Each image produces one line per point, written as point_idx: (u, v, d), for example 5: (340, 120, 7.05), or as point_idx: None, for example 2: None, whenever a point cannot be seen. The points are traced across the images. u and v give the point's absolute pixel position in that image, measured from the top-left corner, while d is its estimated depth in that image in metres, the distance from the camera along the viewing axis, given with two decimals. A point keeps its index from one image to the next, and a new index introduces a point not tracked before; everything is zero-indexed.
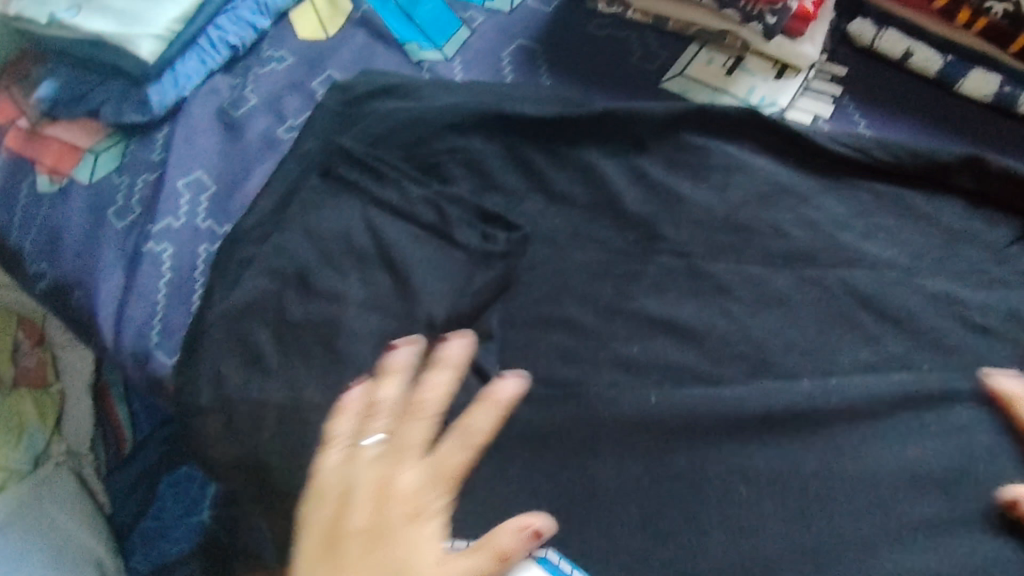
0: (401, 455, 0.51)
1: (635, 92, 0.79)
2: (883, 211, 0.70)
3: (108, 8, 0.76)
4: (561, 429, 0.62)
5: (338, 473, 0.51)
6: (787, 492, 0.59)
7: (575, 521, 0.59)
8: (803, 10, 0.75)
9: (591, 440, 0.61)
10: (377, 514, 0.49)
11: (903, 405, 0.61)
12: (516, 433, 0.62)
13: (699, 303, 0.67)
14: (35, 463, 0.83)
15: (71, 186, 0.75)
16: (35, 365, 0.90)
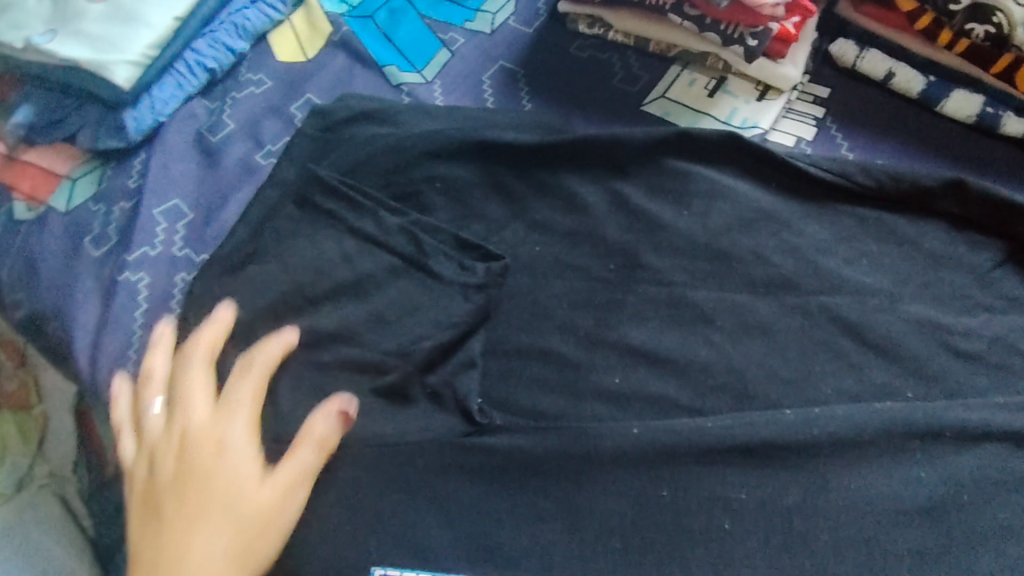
0: (185, 408, 0.57)
1: (615, 115, 0.78)
2: (882, 230, 0.65)
3: (83, 33, 0.77)
4: (523, 462, 0.56)
5: (150, 442, 0.57)
6: (767, 535, 0.53)
7: (544, 551, 0.53)
8: (784, 32, 0.74)
9: (556, 472, 0.55)
10: (181, 463, 0.55)
11: (897, 444, 0.55)
12: (477, 460, 0.56)
13: (679, 331, 0.61)
14: (19, 486, 0.90)
15: (49, 213, 0.76)
16: (18, 386, 0.94)
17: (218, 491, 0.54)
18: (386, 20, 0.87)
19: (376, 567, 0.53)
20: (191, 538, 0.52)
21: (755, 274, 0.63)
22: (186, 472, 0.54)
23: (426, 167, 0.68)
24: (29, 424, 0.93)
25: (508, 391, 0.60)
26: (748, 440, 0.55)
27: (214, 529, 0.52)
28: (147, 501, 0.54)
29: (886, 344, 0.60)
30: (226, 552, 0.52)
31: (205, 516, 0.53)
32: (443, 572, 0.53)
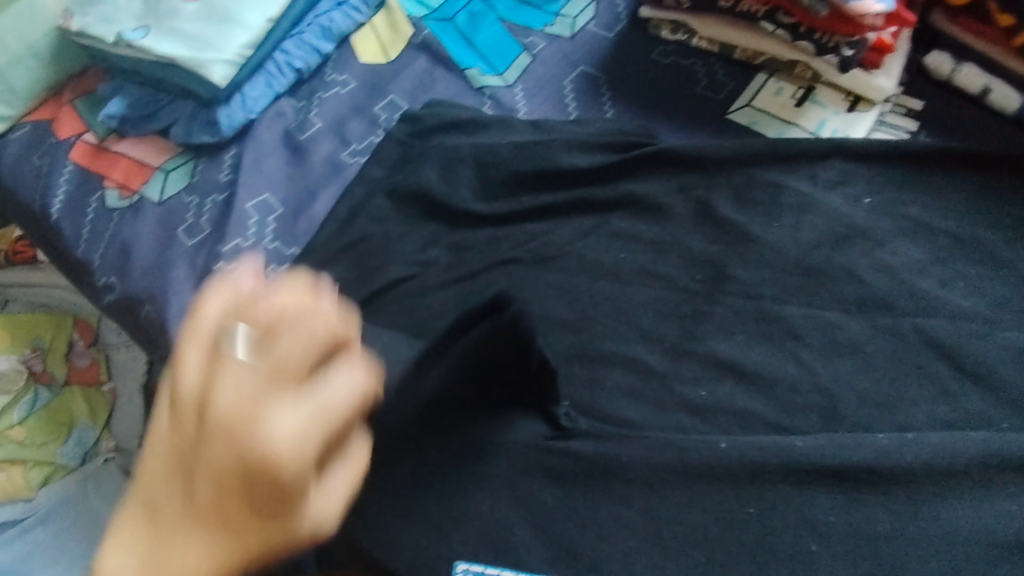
0: (270, 382, 0.30)
1: (699, 122, 0.77)
2: (974, 255, 0.65)
3: (177, 30, 0.79)
4: (610, 469, 0.56)
5: (197, 388, 0.32)
6: (855, 561, 0.52)
7: (627, 563, 0.53)
8: (882, 42, 0.73)
9: (642, 482, 0.55)
10: (226, 454, 0.30)
11: (994, 473, 0.54)
12: (565, 464, 0.56)
13: (767, 347, 0.60)
14: (83, 458, 0.96)
15: (142, 201, 0.79)
16: (88, 364, 1.00)
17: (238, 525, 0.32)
18: (466, 23, 0.87)
19: (458, 561, 0.54)
20: (182, 559, 0.32)
21: (846, 292, 0.63)
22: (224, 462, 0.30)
23: (515, 176, 0.69)
24: (97, 400, 0.98)
25: (592, 398, 0.59)
26: (837, 461, 0.55)
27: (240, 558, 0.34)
28: (173, 465, 0.33)
29: (983, 371, 0.59)
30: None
31: (217, 529, 0.32)
32: (525, 572, 0.53)
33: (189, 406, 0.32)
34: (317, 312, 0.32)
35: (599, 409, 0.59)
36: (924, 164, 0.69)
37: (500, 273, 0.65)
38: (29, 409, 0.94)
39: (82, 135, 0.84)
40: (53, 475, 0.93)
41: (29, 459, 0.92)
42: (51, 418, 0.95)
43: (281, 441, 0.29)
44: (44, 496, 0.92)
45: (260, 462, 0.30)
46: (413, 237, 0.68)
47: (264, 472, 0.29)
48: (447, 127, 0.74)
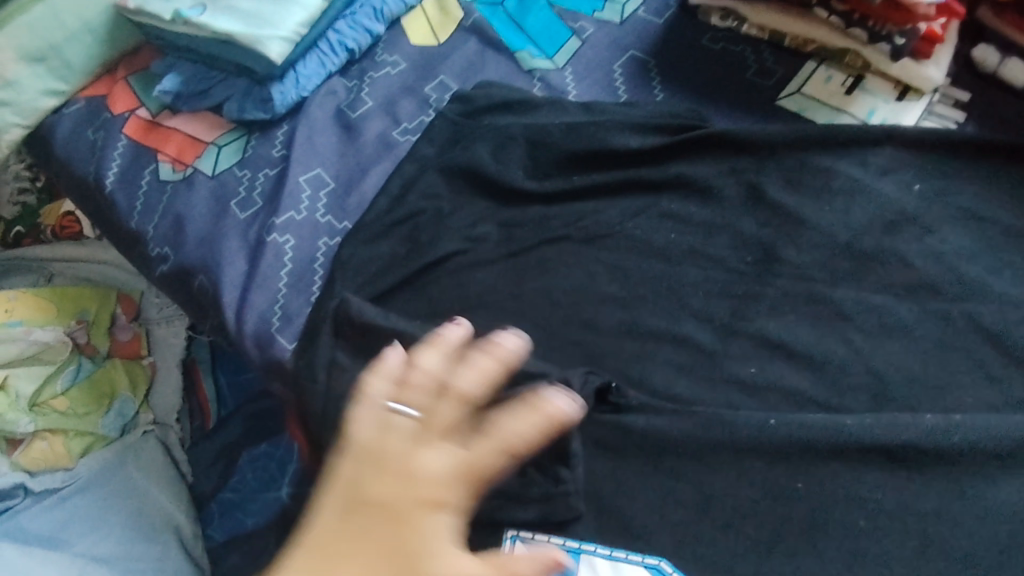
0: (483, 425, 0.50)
1: (748, 108, 0.77)
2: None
3: (234, 9, 0.81)
4: (658, 442, 0.56)
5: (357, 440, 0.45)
6: (904, 541, 0.52)
7: (676, 535, 0.54)
8: (932, 33, 0.73)
9: (692, 456, 0.56)
10: (393, 483, 0.39)
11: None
12: (615, 437, 0.57)
13: (816, 329, 0.61)
14: (123, 430, 0.94)
15: (195, 174, 0.80)
16: (130, 338, 1.00)
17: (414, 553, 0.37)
18: (516, 8, 0.88)
19: (509, 527, 0.54)
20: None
21: (896, 278, 0.63)
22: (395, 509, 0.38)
23: (566, 158, 0.70)
24: (139, 371, 0.98)
25: (642, 372, 0.60)
26: (887, 440, 0.55)
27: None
28: (334, 502, 0.39)
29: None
30: None
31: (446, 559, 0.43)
32: (575, 540, 0.54)
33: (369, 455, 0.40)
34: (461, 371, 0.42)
35: (649, 385, 0.59)
36: (976, 153, 0.69)
37: (551, 251, 0.66)
38: (72, 379, 0.92)
39: (136, 111, 0.86)
40: (93, 445, 0.92)
41: (71, 428, 0.91)
42: (93, 389, 0.93)
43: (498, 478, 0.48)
44: (84, 466, 0.90)
45: (425, 493, 0.38)
46: (464, 213, 0.69)
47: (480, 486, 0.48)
48: (497, 108, 0.75)
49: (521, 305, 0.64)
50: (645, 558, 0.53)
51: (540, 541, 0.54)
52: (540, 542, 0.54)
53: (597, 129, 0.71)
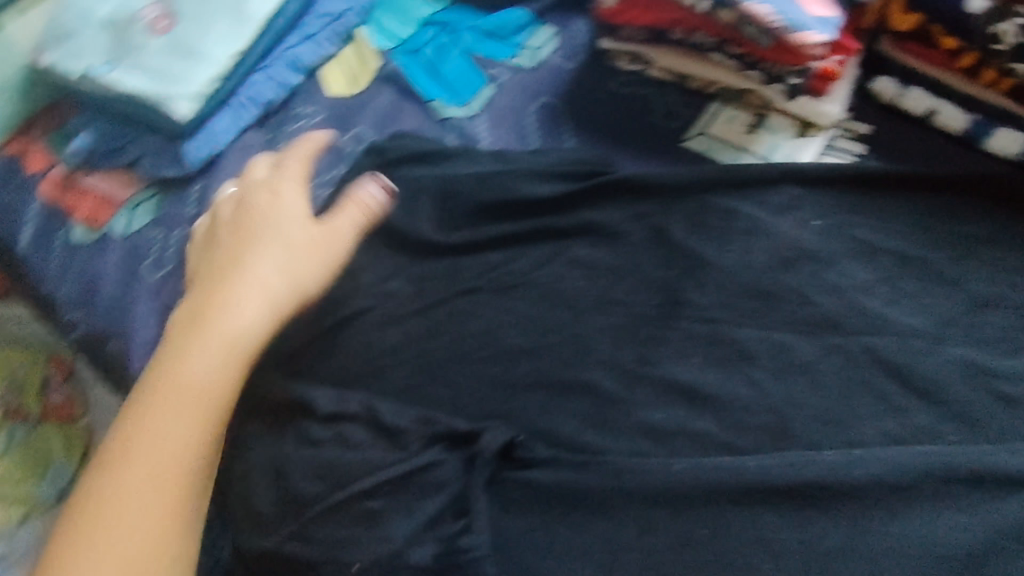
0: (280, 189, 0.72)
1: (654, 151, 0.79)
2: (921, 277, 0.67)
3: (144, 66, 0.82)
4: (567, 491, 0.57)
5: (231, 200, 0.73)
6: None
7: None
8: (826, 70, 0.75)
9: (601, 504, 0.56)
10: (237, 239, 0.69)
11: (938, 490, 0.56)
12: (524, 489, 0.57)
13: (721, 369, 0.62)
14: (61, 495, 0.92)
15: (107, 237, 0.79)
16: (63, 399, 0.96)
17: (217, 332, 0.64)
18: (434, 54, 0.89)
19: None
20: (244, 320, 0.65)
21: (798, 313, 0.64)
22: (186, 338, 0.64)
23: (475, 209, 0.71)
24: (74, 436, 0.95)
25: (553, 420, 0.61)
26: (792, 479, 0.56)
27: (206, 366, 0.63)
28: (184, 323, 0.65)
29: (929, 388, 0.61)
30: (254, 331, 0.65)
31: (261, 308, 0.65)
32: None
33: (224, 223, 0.71)
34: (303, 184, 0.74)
35: (559, 432, 0.60)
36: (869, 189, 0.71)
37: (462, 301, 0.67)
38: (6, 447, 0.92)
39: (49, 170, 0.85)
40: (31, 513, 0.90)
41: (7, 496, 0.90)
42: (27, 456, 0.93)
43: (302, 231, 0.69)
44: (25, 532, 0.89)
45: (261, 229, 0.69)
46: (377, 269, 0.70)
47: (285, 236, 0.69)
48: (409, 160, 0.75)
49: (433, 358, 0.64)
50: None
51: None
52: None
53: (508, 180, 0.72)
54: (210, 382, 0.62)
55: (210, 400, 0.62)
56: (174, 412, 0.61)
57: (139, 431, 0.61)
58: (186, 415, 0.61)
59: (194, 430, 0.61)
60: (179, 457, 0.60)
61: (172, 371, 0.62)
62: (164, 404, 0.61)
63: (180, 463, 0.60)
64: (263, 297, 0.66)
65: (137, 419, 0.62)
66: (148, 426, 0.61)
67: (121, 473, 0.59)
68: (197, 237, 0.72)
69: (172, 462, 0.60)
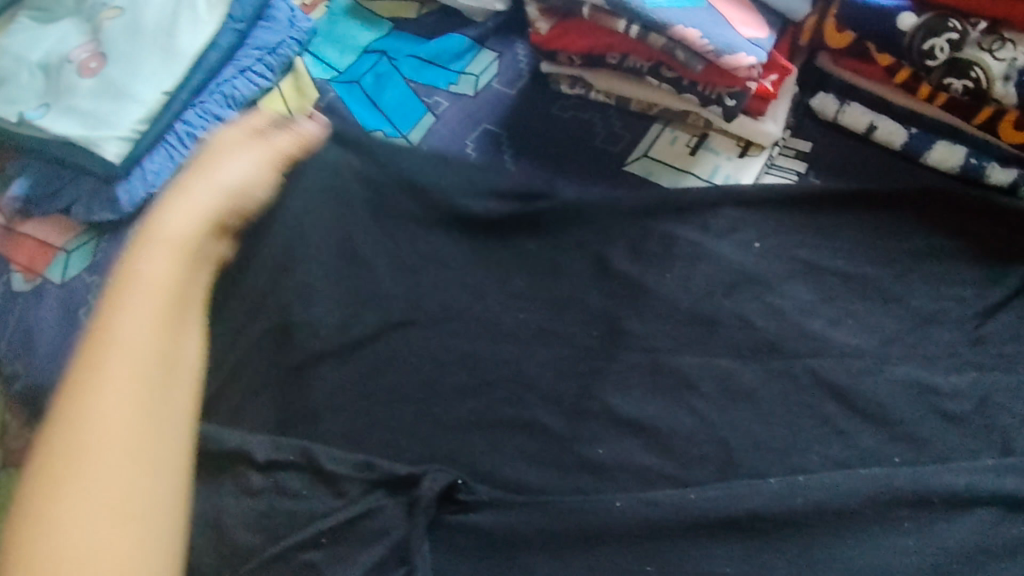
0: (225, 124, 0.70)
1: (597, 175, 0.78)
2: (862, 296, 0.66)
3: (74, 109, 0.81)
4: (508, 533, 0.56)
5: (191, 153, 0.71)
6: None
7: None
8: (763, 90, 0.75)
9: (542, 544, 0.55)
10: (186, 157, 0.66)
11: (883, 514, 0.55)
12: (467, 535, 0.57)
13: (662, 401, 0.61)
14: None
15: (45, 284, 0.78)
16: None
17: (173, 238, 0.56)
18: (371, 83, 0.88)
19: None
20: (205, 195, 0.59)
21: (739, 339, 0.64)
22: (129, 263, 0.54)
23: (413, 238, 0.69)
24: None
25: (494, 459, 0.60)
26: (734, 511, 0.55)
27: (147, 316, 0.51)
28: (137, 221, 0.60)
29: (873, 409, 0.60)
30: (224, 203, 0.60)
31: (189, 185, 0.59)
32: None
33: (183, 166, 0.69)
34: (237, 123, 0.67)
35: (500, 471, 0.59)
36: (812, 207, 0.71)
37: (400, 339, 0.66)
38: None
39: None
40: None
41: None
42: None
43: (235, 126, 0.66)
44: None
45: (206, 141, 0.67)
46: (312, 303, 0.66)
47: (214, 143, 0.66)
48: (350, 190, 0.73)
49: (373, 401, 0.63)
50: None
51: None
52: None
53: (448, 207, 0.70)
54: (162, 283, 0.53)
55: (158, 294, 0.52)
56: (133, 334, 0.50)
57: (84, 395, 0.47)
58: (161, 302, 0.52)
59: (157, 339, 0.50)
60: (137, 389, 0.48)
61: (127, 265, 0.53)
62: (118, 298, 0.51)
63: (131, 401, 0.48)
64: (197, 166, 0.62)
65: (80, 386, 0.48)
66: (116, 323, 0.50)
67: (79, 410, 0.46)
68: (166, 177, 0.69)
69: (132, 393, 0.48)
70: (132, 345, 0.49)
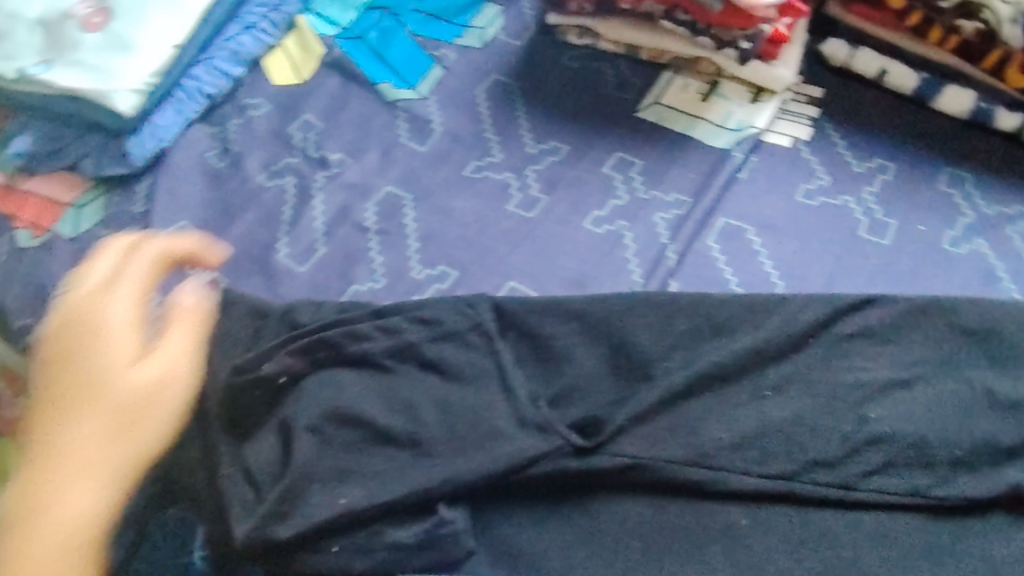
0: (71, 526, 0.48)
1: (610, 122, 0.77)
2: (887, 272, 0.66)
3: (80, 62, 0.79)
4: (579, 509, 0.54)
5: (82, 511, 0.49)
6: (812, 552, 0.51)
7: (566, 557, 0.53)
8: (778, 34, 0.76)
9: (614, 516, 0.54)
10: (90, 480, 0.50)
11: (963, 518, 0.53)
12: (520, 505, 0.55)
13: (702, 377, 0.56)
14: None
15: (55, 240, 0.76)
16: None
17: (129, 393, 0.52)
18: (378, 39, 0.86)
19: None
20: (91, 423, 0.51)
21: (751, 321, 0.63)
22: (78, 419, 0.51)
23: (447, 198, 0.74)
24: None
25: (547, 442, 0.55)
26: (814, 488, 0.53)
27: (83, 425, 0.51)
28: (122, 417, 0.51)
29: (909, 374, 0.56)
30: (84, 457, 0.50)
31: (110, 428, 0.51)
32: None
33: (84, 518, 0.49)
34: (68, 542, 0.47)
35: (550, 454, 0.55)
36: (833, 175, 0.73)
37: None
38: None
39: None
40: None
41: None
42: None
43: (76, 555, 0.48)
44: None
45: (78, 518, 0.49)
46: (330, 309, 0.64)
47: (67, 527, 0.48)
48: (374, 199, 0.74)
49: (384, 391, 0.57)
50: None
51: None
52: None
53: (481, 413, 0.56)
54: (92, 465, 0.50)
55: (115, 413, 0.51)
56: (82, 442, 0.51)
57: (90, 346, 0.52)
58: (88, 398, 0.51)
59: (104, 411, 0.51)
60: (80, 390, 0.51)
61: (104, 390, 0.51)
62: (85, 402, 0.51)
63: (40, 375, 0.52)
64: (107, 473, 0.50)
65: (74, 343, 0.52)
66: (83, 405, 0.51)
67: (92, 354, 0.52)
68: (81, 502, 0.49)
69: (79, 412, 0.51)
70: (73, 392, 0.51)
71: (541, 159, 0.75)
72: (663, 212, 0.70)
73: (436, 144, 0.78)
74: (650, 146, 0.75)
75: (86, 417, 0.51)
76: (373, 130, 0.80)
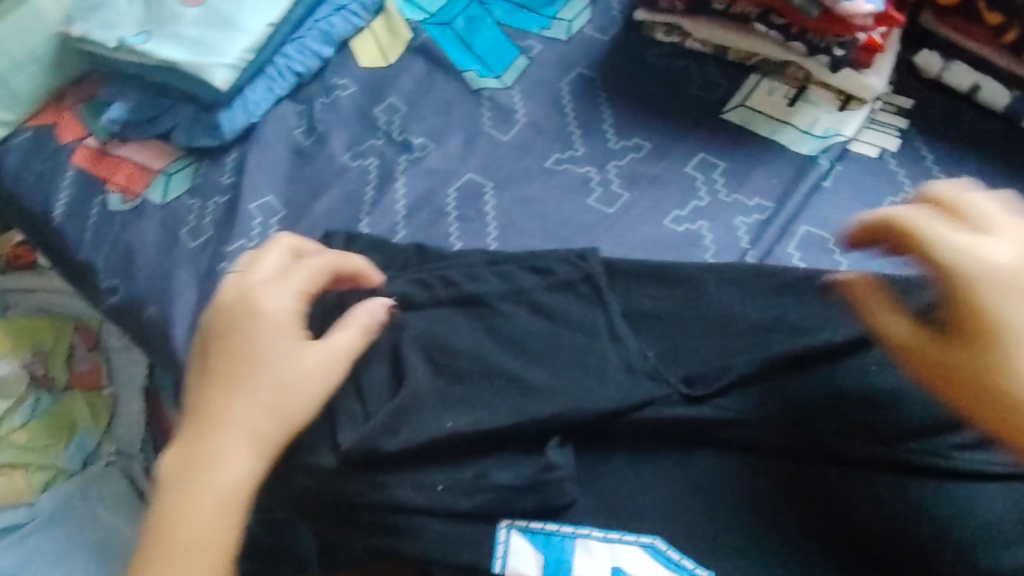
0: (202, 493, 0.50)
1: (692, 124, 0.77)
2: None
3: (179, 35, 0.80)
4: (673, 465, 0.54)
5: (227, 482, 0.50)
6: (916, 520, 0.50)
7: (665, 513, 0.52)
8: (871, 42, 0.74)
9: (715, 473, 0.54)
10: (229, 487, 0.50)
11: None
12: (605, 464, 0.55)
13: (809, 347, 0.56)
14: (84, 463, 0.97)
15: (145, 205, 0.78)
16: (89, 368, 1.01)
17: (286, 387, 0.53)
18: (465, 28, 0.87)
19: (503, 519, 0.52)
20: (248, 409, 0.52)
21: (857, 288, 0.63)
22: (236, 400, 0.52)
23: (528, 188, 0.74)
24: (99, 403, 0.99)
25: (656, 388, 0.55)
26: (915, 457, 0.51)
27: (243, 410, 0.52)
28: (283, 402, 0.53)
29: None
30: (249, 436, 0.52)
31: (270, 408, 0.52)
32: (571, 525, 0.52)
33: (230, 493, 0.50)
34: (209, 529, 0.49)
35: (629, 429, 0.55)
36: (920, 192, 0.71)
37: None
38: (31, 412, 0.97)
39: (84, 140, 0.84)
40: (55, 478, 0.96)
41: (31, 464, 0.96)
42: (52, 422, 0.98)
43: (200, 543, 0.49)
44: (45, 500, 0.95)
45: (220, 497, 0.50)
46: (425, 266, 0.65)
47: (214, 499, 0.50)
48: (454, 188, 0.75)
49: None
50: (638, 536, 0.51)
51: (533, 527, 0.52)
52: (535, 530, 0.52)
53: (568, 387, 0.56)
54: (253, 439, 0.52)
55: (289, 393, 0.53)
56: (244, 422, 0.52)
57: (250, 336, 0.54)
58: (260, 384, 0.53)
59: (272, 390, 0.53)
60: (243, 377, 0.53)
61: (268, 378, 0.53)
62: (251, 385, 0.53)
63: (216, 362, 0.54)
64: (254, 452, 0.51)
65: (242, 332, 0.54)
66: (253, 383, 0.53)
67: (268, 341, 0.54)
68: (226, 479, 0.50)
69: (249, 393, 0.52)
70: (238, 380, 0.53)
71: (623, 156, 0.76)
72: (744, 216, 0.70)
73: (517, 136, 0.79)
74: (734, 148, 0.75)
75: (244, 389, 0.53)
76: (456, 118, 0.81)
